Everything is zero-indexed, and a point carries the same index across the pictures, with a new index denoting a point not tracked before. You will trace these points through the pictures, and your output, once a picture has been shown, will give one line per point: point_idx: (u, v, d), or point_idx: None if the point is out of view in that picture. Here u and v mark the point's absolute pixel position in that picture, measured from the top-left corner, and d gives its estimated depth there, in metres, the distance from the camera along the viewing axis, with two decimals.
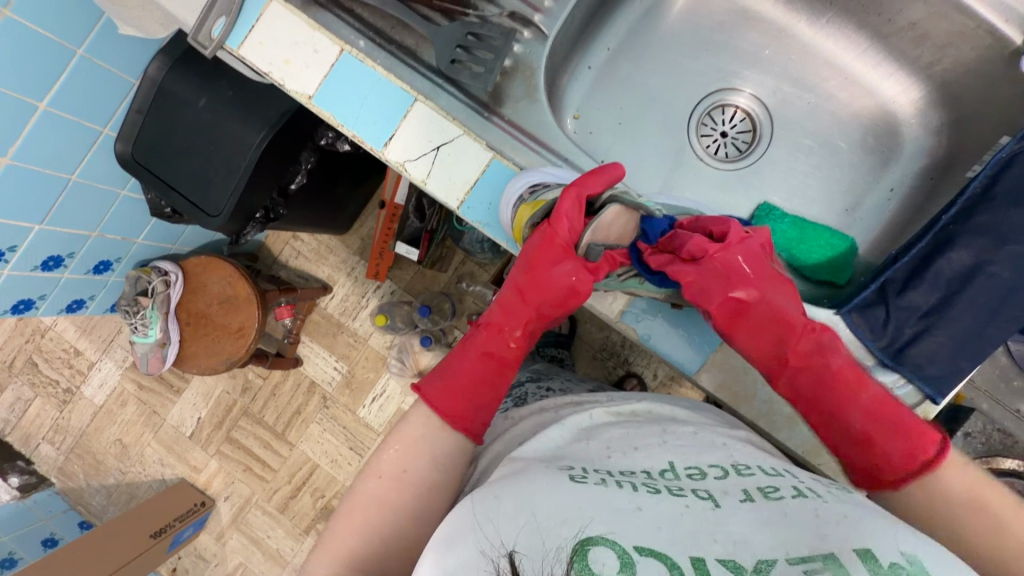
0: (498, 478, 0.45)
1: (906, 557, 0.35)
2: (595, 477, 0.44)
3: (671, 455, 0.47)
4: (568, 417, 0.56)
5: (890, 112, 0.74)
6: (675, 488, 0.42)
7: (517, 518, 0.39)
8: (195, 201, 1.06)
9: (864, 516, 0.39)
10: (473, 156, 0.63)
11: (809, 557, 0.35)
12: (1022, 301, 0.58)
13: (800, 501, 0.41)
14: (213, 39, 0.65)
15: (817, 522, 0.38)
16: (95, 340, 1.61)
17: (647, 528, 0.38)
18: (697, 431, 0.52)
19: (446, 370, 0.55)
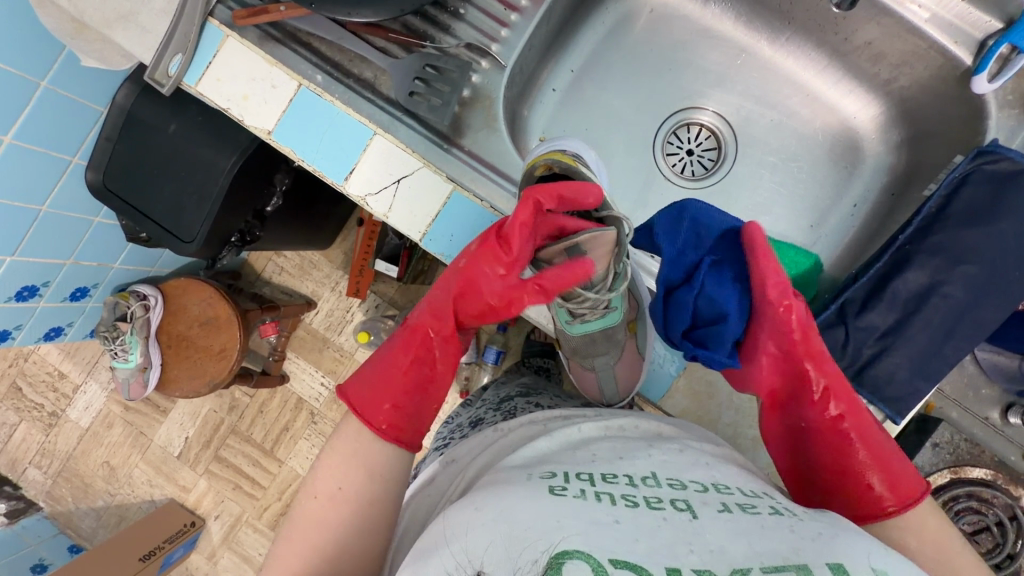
0: (478, 491, 0.46)
1: (876, 571, 0.37)
2: (576, 486, 0.44)
3: (654, 466, 0.48)
4: (556, 429, 0.57)
5: (851, 128, 0.75)
6: (654, 501, 0.43)
7: (494, 529, 0.40)
8: (168, 227, 1.05)
9: (839, 533, 0.41)
10: (432, 189, 0.63)
11: (783, 566, 0.36)
12: (975, 320, 0.59)
13: (777, 517, 0.42)
14: (170, 76, 0.65)
15: (794, 538, 0.39)
16: (79, 363, 1.60)
17: (625, 539, 0.38)
18: (682, 448, 0.52)
19: (371, 377, 0.56)
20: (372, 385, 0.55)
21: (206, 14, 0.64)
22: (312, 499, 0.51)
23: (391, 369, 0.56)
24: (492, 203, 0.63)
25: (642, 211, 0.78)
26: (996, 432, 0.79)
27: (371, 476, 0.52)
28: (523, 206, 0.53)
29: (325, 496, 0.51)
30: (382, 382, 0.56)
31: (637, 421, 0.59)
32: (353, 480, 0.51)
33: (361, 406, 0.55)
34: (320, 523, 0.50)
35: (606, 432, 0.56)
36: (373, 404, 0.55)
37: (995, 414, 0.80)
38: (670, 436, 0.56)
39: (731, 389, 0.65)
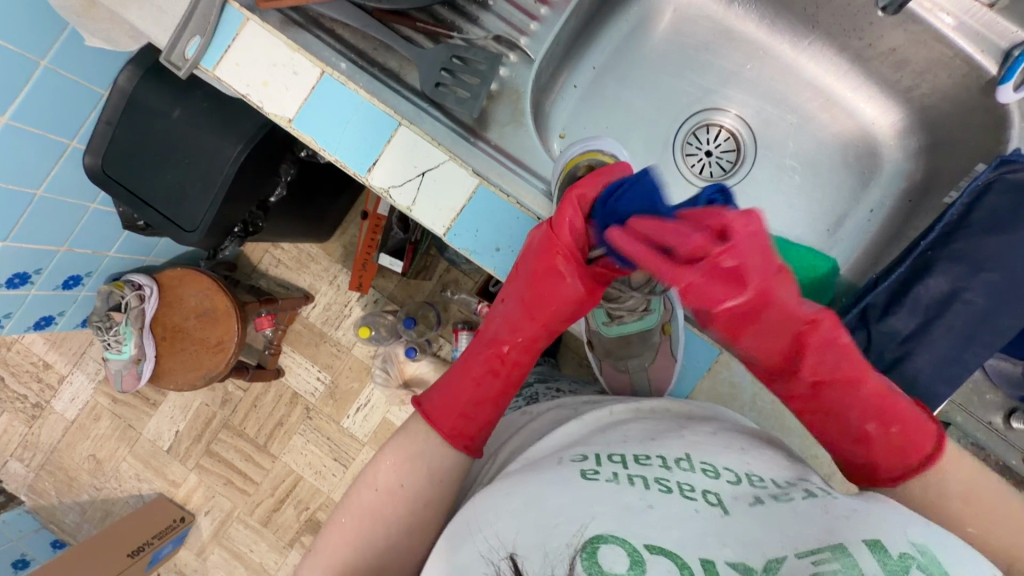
0: (511, 478, 0.48)
1: (918, 547, 0.36)
2: (608, 469, 0.45)
3: (688, 448, 0.48)
4: (588, 411, 0.57)
5: (869, 134, 0.76)
6: (686, 489, 0.42)
7: (525, 515, 0.42)
8: (169, 214, 1.02)
9: (880, 509, 0.40)
10: (458, 182, 0.62)
11: (818, 548, 0.36)
12: (996, 326, 0.59)
13: (810, 500, 0.41)
14: (186, 59, 0.63)
15: (830, 519, 0.38)
16: (66, 353, 1.56)
17: (659, 527, 0.39)
18: (716, 431, 0.52)
19: (446, 387, 0.56)
20: (442, 394, 0.56)
21: None
22: (371, 490, 0.53)
23: (461, 378, 0.56)
24: (519, 199, 0.62)
25: None
26: (999, 438, 0.80)
27: (430, 479, 0.53)
28: (566, 206, 0.53)
29: (383, 490, 0.53)
30: (454, 391, 0.56)
31: (670, 404, 0.59)
32: (412, 481, 0.52)
33: (434, 415, 0.55)
34: (377, 514, 0.52)
35: (637, 414, 0.57)
36: (444, 412, 0.55)
37: (998, 418, 0.81)
38: (703, 419, 0.55)
39: (754, 391, 0.65)
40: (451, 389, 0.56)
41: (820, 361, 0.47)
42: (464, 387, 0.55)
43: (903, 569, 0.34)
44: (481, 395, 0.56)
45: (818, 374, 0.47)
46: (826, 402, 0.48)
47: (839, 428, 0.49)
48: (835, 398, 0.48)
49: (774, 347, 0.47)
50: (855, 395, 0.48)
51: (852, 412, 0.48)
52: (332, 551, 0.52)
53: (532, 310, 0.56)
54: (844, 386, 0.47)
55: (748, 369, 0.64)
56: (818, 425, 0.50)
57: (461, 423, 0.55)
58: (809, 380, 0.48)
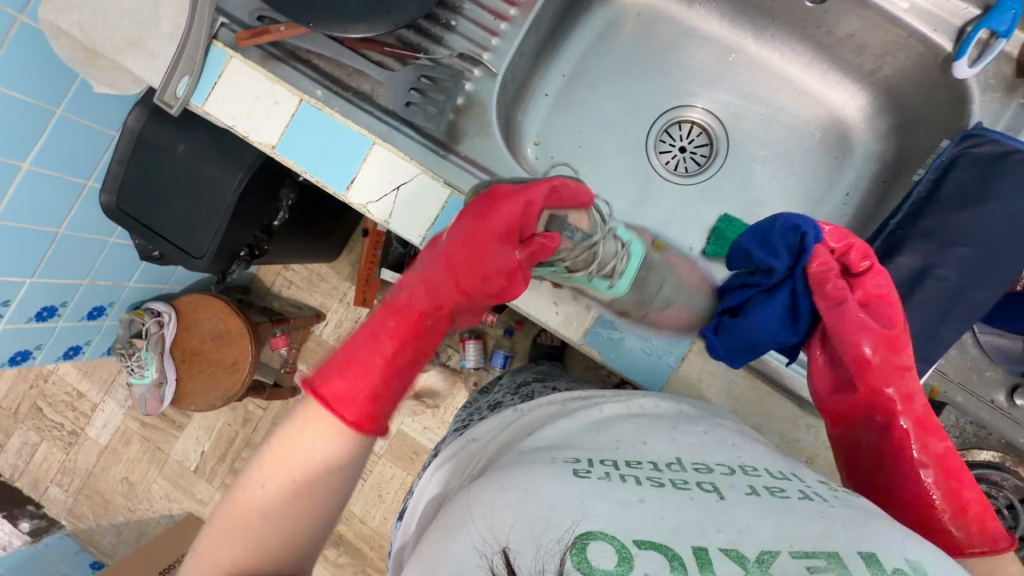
0: (500, 472, 0.45)
1: (910, 563, 0.36)
2: (601, 469, 0.44)
3: (678, 450, 0.48)
4: (577, 412, 0.56)
5: (839, 119, 0.77)
6: (679, 482, 0.43)
7: (518, 510, 0.39)
8: (179, 243, 1.08)
9: (874, 520, 0.40)
10: (431, 194, 0.65)
11: (812, 554, 0.37)
12: (972, 301, 0.59)
13: (807, 501, 0.42)
14: (178, 97, 0.68)
15: (827, 522, 0.39)
16: (97, 382, 1.65)
17: (650, 520, 0.39)
18: (708, 430, 0.52)
19: (352, 364, 0.50)
20: (344, 367, 0.50)
21: (211, 37, 0.67)
22: (261, 489, 0.46)
23: (370, 352, 0.51)
24: None
25: (638, 207, 0.80)
26: (1002, 416, 0.79)
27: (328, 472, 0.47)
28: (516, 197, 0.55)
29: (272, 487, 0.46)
30: (360, 367, 0.50)
31: (657, 401, 0.59)
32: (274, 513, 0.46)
33: (336, 398, 0.48)
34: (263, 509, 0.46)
35: (628, 412, 0.56)
36: (347, 387, 0.49)
37: (1001, 396, 0.79)
38: (693, 417, 0.55)
39: (729, 378, 0.67)
40: (357, 364, 0.50)
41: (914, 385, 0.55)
42: (374, 363, 0.50)
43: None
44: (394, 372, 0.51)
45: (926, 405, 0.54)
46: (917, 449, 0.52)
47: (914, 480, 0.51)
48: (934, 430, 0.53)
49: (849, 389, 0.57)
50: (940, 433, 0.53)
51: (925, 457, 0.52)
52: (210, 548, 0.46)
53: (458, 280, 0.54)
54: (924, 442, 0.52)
55: (722, 356, 0.67)
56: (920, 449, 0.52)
57: (365, 407, 0.49)
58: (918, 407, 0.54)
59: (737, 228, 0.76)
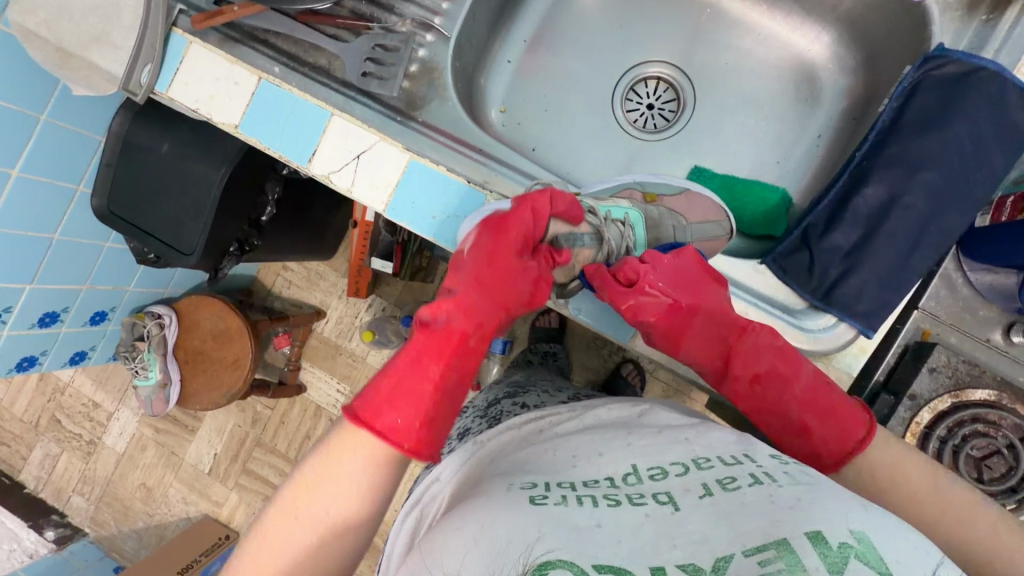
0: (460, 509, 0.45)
1: (855, 535, 0.34)
2: (558, 492, 0.42)
3: (633, 455, 0.45)
4: (539, 437, 0.55)
5: (806, 61, 0.75)
6: (635, 496, 0.41)
7: (475, 548, 0.39)
8: (169, 241, 1.10)
9: (824, 496, 0.38)
10: (391, 159, 0.65)
11: (763, 546, 0.34)
12: (944, 227, 0.57)
13: (757, 488, 0.39)
14: (142, 85, 0.70)
15: (772, 509, 0.37)
16: (111, 391, 1.69)
17: (607, 543, 0.37)
18: (662, 429, 0.49)
19: (395, 385, 0.47)
20: (388, 397, 0.47)
21: (170, 24, 0.69)
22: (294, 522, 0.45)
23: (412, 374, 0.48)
24: (450, 167, 0.65)
25: (609, 167, 0.80)
26: (1000, 355, 0.76)
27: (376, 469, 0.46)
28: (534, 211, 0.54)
29: (306, 520, 0.45)
30: (404, 387, 0.47)
31: (616, 409, 0.57)
32: (340, 504, 0.45)
33: (383, 421, 0.46)
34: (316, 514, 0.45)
35: (591, 425, 0.55)
36: (389, 412, 0.46)
37: (997, 335, 0.76)
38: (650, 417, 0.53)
39: None
40: (406, 391, 0.47)
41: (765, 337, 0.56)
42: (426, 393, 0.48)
43: (842, 561, 0.33)
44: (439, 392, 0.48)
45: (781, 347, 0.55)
46: (769, 391, 0.53)
47: (781, 418, 0.52)
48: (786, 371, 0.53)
49: (708, 352, 0.57)
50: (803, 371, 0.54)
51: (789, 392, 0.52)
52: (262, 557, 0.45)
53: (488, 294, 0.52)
54: (779, 380, 0.53)
55: None
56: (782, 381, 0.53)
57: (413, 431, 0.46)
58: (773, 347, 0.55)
59: (706, 180, 0.76)
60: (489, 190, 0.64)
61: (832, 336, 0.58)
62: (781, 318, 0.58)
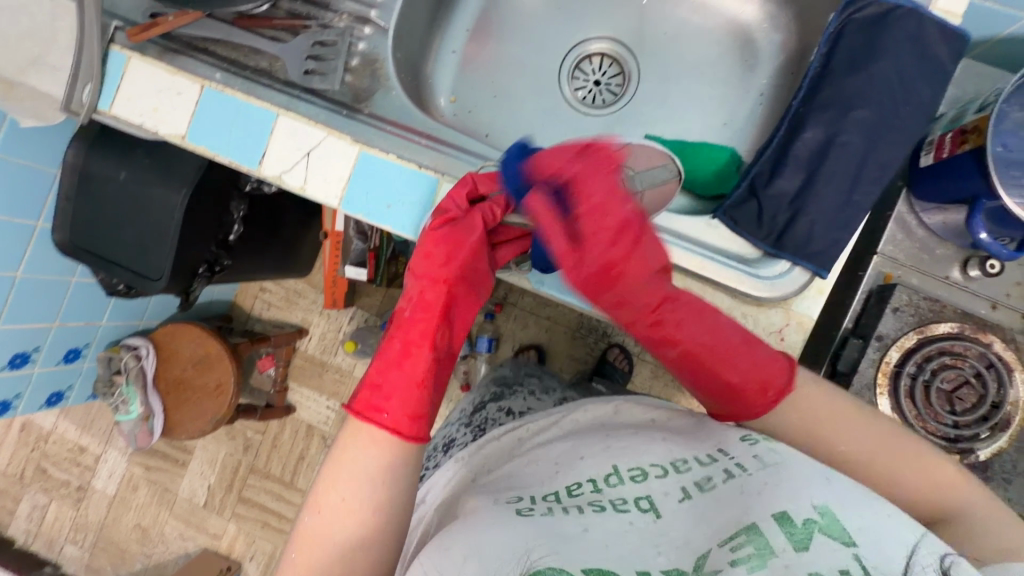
0: (446, 530, 0.47)
1: (819, 510, 0.37)
2: (543, 504, 0.46)
3: (614, 456, 0.48)
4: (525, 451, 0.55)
5: (742, 22, 0.77)
6: (618, 503, 0.44)
7: (466, 566, 0.42)
8: (137, 269, 1.09)
9: (795, 474, 0.41)
10: (341, 153, 0.65)
11: (734, 534, 0.38)
12: (882, 162, 0.58)
13: (730, 484, 0.42)
14: (84, 105, 0.69)
15: (744, 500, 0.40)
16: (97, 433, 1.66)
17: (597, 548, 0.40)
18: (638, 430, 0.52)
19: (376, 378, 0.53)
20: (364, 381, 0.53)
21: (107, 42, 0.69)
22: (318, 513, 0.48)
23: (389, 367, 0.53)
24: (398, 154, 0.66)
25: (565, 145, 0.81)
26: (958, 290, 0.78)
27: (375, 483, 0.49)
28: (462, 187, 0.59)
29: (328, 509, 0.48)
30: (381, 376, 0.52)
31: (594, 410, 0.58)
32: (353, 490, 0.48)
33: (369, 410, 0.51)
34: (331, 534, 0.48)
35: (571, 431, 0.56)
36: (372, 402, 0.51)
37: (956, 271, 0.79)
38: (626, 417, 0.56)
39: None
40: (373, 371, 0.53)
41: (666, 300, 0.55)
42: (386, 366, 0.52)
43: (807, 538, 0.36)
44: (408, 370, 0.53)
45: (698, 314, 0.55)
46: (694, 338, 0.54)
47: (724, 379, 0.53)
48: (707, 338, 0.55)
49: (639, 300, 0.55)
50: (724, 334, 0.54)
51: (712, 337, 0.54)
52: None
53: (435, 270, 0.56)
54: (705, 327, 0.54)
55: None
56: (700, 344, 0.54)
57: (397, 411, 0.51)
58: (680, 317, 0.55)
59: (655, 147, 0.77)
60: (442, 173, 0.65)
61: (789, 280, 0.59)
62: (740, 270, 0.60)
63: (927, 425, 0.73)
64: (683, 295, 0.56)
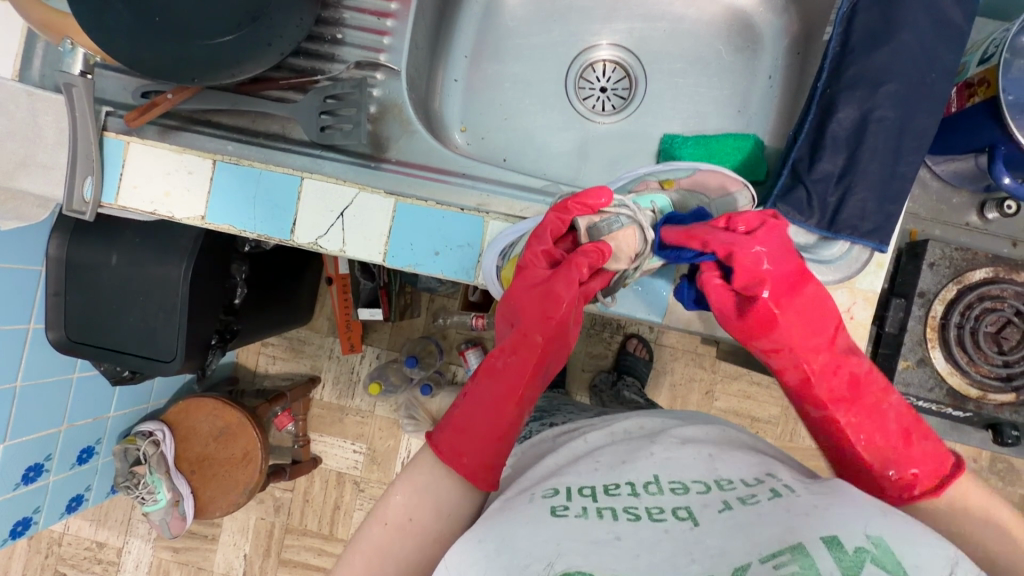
0: (489, 516, 0.46)
1: (872, 540, 0.35)
2: (579, 504, 0.43)
3: (657, 467, 0.46)
4: (562, 447, 0.54)
5: (738, 9, 0.78)
6: (654, 511, 0.41)
7: (496, 561, 0.40)
8: (145, 354, 1.00)
9: (839, 505, 0.39)
10: (377, 208, 0.63)
11: (777, 551, 0.35)
12: (918, 132, 0.60)
13: (774, 500, 0.40)
14: (88, 201, 0.64)
15: (788, 517, 0.37)
16: (114, 525, 1.44)
17: (626, 557, 0.37)
18: (684, 441, 0.49)
19: (457, 416, 0.53)
20: (449, 419, 0.53)
21: (100, 130, 0.64)
22: (380, 526, 0.49)
23: (475, 408, 0.52)
24: (438, 200, 0.64)
25: (587, 154, 0.80)
26: (981, 234, 0.81)
27: (440, 515, 0.49)
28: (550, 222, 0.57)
29: (393, 525, 0.49)
30: (465, 415, 0.52)
31: (642, 422, 0.56)
32: (422, 513, 0.49)
33: (449, 450, 0.51)
34: (386, 552, 0.48)
35: (612, 439, 0.54)
36: (452, 441, 0.51)
37: (974, 216, 0.82)
38: (672, 428, 0.52)
39: None
40: (458, 412, 0.53)
41: (852, 365, 0.53)
42: (473, 413, 0.52)
43: (857, 565, 0.33)
44: (497, 417, 0.52)
45: (856, 372, 0.53)
46: (866, 403, 0.52)
47: (879, 435, 0.50)
48: (869, 398, 0.52)
49: (804, 337, 0.54)
50: (885, 402, 0.52)
51: (891, 413, 0.51)
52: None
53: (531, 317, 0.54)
54: (875, 390, 0.52)
55: None
56: (852, 415, 0.51)
57: (481, 459, 0.50)
58: (845, 379, 0.53)
59: (679, 144, 0.77)
60: (485, 212, 0.63)
61: (849, 261, 0.61)
62: (802, 258, 0.61)
63: (981, 367, 0.75)
64: (847, 340, 0.55)
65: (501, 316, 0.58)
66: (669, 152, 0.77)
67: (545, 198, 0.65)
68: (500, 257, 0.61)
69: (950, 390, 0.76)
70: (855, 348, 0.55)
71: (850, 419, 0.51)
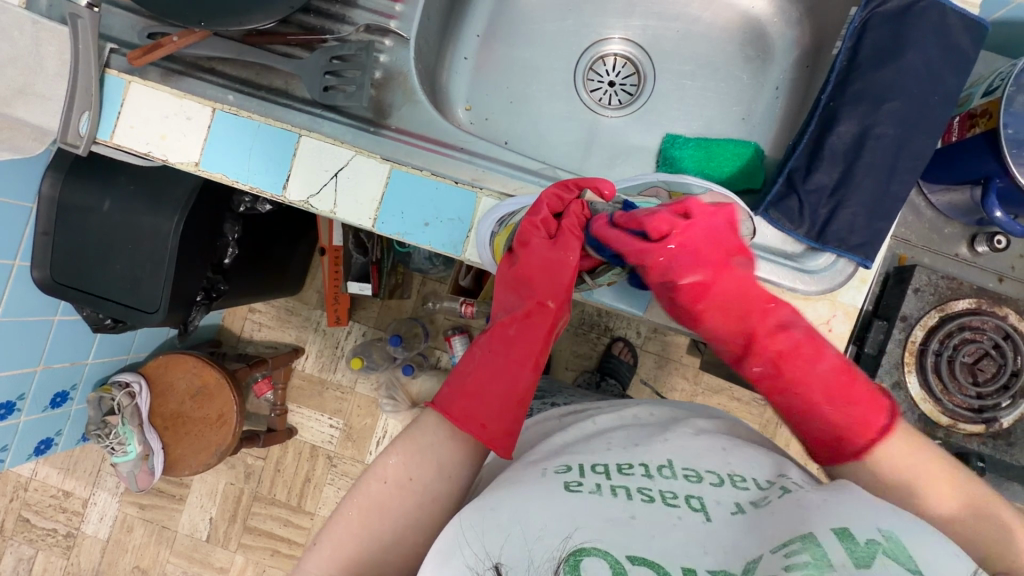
0: (489, 491, 0.44)
1: (883, 533, 0.34)
2: (593, 480, 0.43)
3: (672, 452, 0.46)
4: (567, 428, 0.54)
5: (753, 17, 0.78)
6: (668, 496, 0.41)
7: (511, 533, 0.39)
8: (129, 302, 0.99)
9: (854, 500, 0.38)
10: (372, 172, 0.62)
11: (789, 541, 0.35)
12: (914, 153, 0.60)
13: (792, 497, 0.40)
14: (83, 136, 0.64)
15: (804, 511, 0.37)
16: (82, 475, 1.43)
17: (641, 537, 0.38)
18: (697, 433, 0.50)
19: (469, 380, 0.53)
20: (460, 386, 0.53)
21: (102, 66, 0.64)
22: (378, 483, 0.49)
23: (489, 373, 0.53)
24: (433, 171, 0.64)
25: (589, 146, 0.80)
26: (968, 266, 0.82)
27: (441, 473, 0.50)
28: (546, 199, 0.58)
29: (392, 483, 0.49)
30: (478, 379, 0.53)
31: (653, 410, 0.56)
32: (422, 472, 0.49)
33: (463, 415, 0.51)
34: (385, 506, 0.48)
35: (622, 422, 0.54)
36: (465, 405, 0.51)
37: (963, 248, 0.83)
38: (684, 419, 0.53)
39: None
40: (472, 378, 0.53)
41: (797, 345, 0.53)
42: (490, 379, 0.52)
43: (870, 557, 0.33)
44: (513, 381, 0.53)
45: (779, 348, 0.53)
46: (793, 377, 0.52)
47: (805, 400, 0.51)
48: (795, 369, 0.52)
49: (731, 325, 0.55)
50: (815, 368, 0.51)
51: (808, 371, 0.52)
52: (333, 551, 0.47)
53: (541, 284, 0.56)
54: (801, 361, 0.52)
55: None
56: (777, 390, 0.53)
57: (498, 421, 0.51)
58: (769, 356, 0.53)
59: (680, 145, 0.77)
60: (480, 189, 0.63)
61: (835, 273, 0.61)
62: (788, 266, 0.61)
63: (954, 397, 0.76)
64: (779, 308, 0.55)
65: (504, 283, 0.58)
66: (668, 152, 0.77)
67: (541, 180, 0.65)
68: (498, 223, 0.61)
69: (922, 416, 0.76)
70: (791, 317, 0.54)
71: (788, 383, 0.52)
